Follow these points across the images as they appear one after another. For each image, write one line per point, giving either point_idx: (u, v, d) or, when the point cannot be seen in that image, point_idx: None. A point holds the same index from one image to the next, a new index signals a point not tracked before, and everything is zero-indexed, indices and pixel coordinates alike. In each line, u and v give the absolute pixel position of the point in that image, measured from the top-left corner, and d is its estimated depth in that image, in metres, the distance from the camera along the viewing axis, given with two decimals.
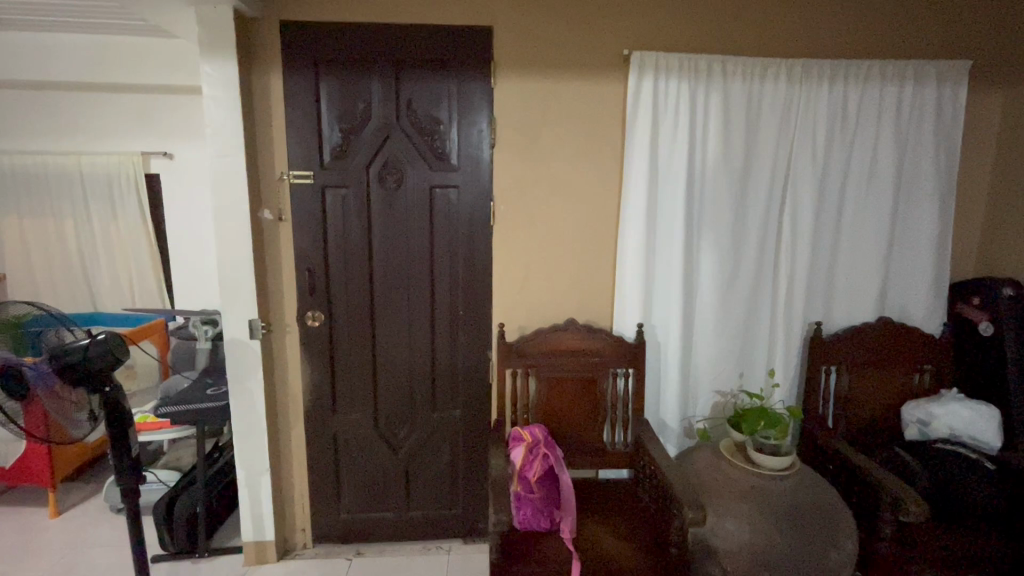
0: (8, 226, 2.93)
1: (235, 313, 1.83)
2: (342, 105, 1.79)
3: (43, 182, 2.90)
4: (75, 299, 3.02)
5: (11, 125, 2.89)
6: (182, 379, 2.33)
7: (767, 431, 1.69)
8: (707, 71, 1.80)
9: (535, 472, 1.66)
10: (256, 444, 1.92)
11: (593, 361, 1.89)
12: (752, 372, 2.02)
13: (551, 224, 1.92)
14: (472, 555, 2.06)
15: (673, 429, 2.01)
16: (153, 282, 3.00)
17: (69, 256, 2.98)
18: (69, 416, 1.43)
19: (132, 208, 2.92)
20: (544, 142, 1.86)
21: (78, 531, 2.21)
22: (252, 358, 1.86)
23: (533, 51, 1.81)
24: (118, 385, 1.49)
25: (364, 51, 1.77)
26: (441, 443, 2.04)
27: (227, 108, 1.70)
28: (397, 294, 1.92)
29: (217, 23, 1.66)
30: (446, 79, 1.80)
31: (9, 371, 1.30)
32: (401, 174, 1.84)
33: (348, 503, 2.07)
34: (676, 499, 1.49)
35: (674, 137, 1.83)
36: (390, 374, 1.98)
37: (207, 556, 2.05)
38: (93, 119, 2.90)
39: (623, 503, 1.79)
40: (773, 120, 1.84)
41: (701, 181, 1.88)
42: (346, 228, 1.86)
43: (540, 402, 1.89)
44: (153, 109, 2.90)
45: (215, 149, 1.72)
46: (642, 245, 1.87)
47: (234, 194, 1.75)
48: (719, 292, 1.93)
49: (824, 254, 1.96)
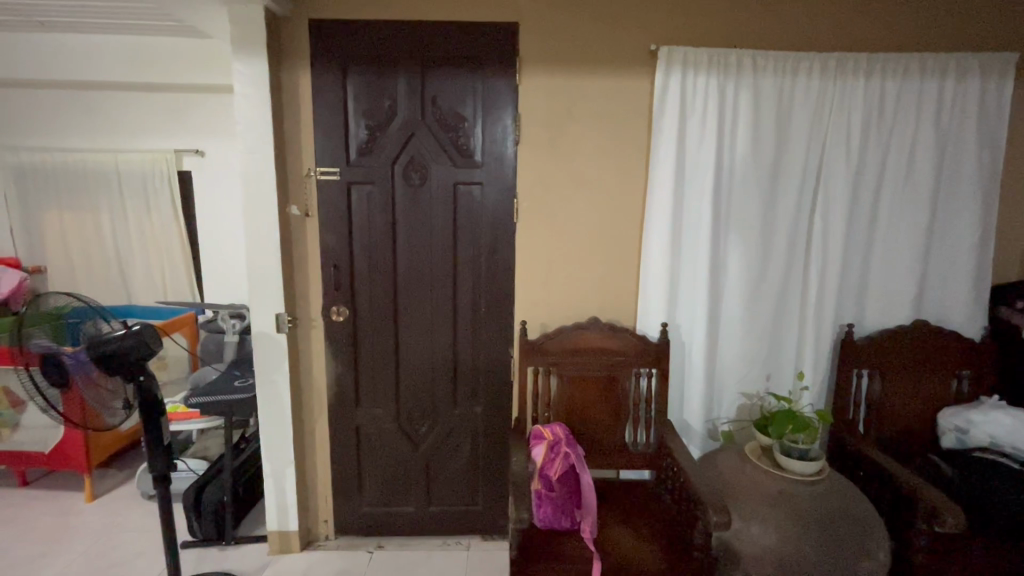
0: (50, 220, 3.04)
1: (263, 306, 1.87)
2: (369, 102, 1.81)
3: (81, 178, 3.00)
4: (110, 292, 3.12)
5: (53, 122, 3.01)
6: (211, 370, 2.39)
7: (795, 435, 1.69)
8: (737, 65, 1.76)
9: (556, 470, 1.64)
10: (281, 435, 1.96)
11: (616, 360, 1.87)
12: (780, 373, 1.97)
13: (575, 221, 1.90)
14: (491, 552, 2.07)
15: (696, 430, 1.98)
16: (184, 275, 3.08)
17: (105, 250, 3.08)
18: (105, 403, 1.49)
19: (165, 205, 3.00)
20: (569, 139, 1.85)
21: (112, 515, 2.28)
22: (278, 350, 1.90)
23: (558, 48, 1.79)
24: (151, 373, 1.57)
25: (391, 49, 1.78)
26: (463, 438, 2.05)
27: (258, 105, 1.74)
28: (420, 290, 1.93)
29: (249, 22, 1.69)
30: (471, 76, 1.80)
31: (48, 359, 1.36)
32: (426, 171, 1.85)
33: (369, 496, 2.09)
34: (701, 502, 1.46)
35: (701, 134, 1.80)
36: (412, 369, 1.99)
37: (233, 544, 2.10)
38: (130, 117, 2.99)
39: (645, 504, 1.77)
40: (806, 115, 1.79)
41: (729, 177, 1.84)
42: (371, 224, 1.88)
43: (561, 401, 1.87)
44: (187, 108, 2.97)
45: (246, 146, 1.75)
46: (667, 243, 1.84)
47: (263, 190, 1.78)
48: (746, 292, 1.89)
49: (857, 255, 1.90)
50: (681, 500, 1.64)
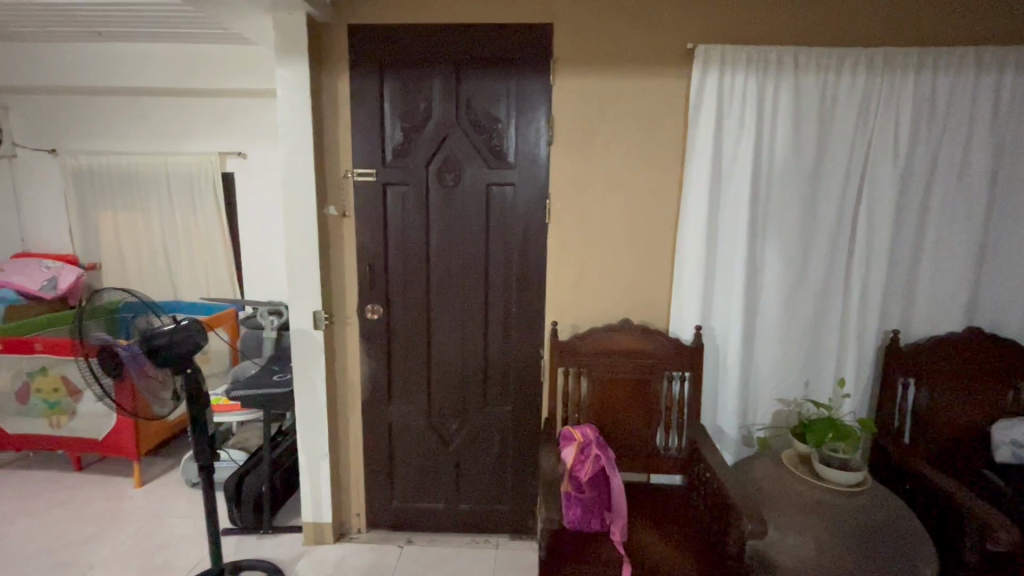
0: (103, 219, 3.21)
1: (302, 304, 1.93)
2: (404, 105, 1.85)
3: (132, 179, 3.15)
4: (158, 288, 3.27)
5: (108, 126, 3.18)
6: (250, 365, 2.48)
7: (835, 444, 1.64)
8: (777, 63, 1.72)
9: (587, 472, 1.64)
10: (317, 429, 2.02)
11: (648, 362, 1.85)
12: (820, 380, 1.91)
13: (608, 222, 1.89)
14: (520, 552, 2.07)
15: (730, 437, 1.94)
16: (226, 273, 3.20)
17: (153, 249, 3.22)
18: (155, 394, 1.57)
19: (210, 205, 3.13)
20: (602, 139, 1.84)
21: (158, 501, 2.39)
22: (315, 347, 1.96)
23: (592, 48, 1.79)
24: (198, 366, 1.64)
25: (427, 52, 1.81)
26: (492, 437, 2.06)
27: (299, 109, 1.80)
28: (452, 290, 1.95)
29: (291, 29, 1.75)
30: (505, 78, 1.82)
31: (105, 351, 1.46)
32: (459, 172, 1.87)
33: (400, 492, 2.13)
34: (736, 510, 1.42)
35: (739, 134, 1.77)
36: (443, 367, 2.02)
37: (270, 533, 2.17)
38: (177, 122, 3.13)
39: (676, 509, 1.74)
40: (851, 114, 1.73)
41: (767, 178, 1.79)
42: (405, 224, 1.92)
43: (592, 402, 1.86)
44: (231, 112, 3.10)
45: (287, 148, 1.82)
46: (702, 244, 1.81)
47: (303, 191, 1.85)
48: (784, 296, 1.84)
49: (905, 258, 1.82)
50: (715, 509, 1.58)
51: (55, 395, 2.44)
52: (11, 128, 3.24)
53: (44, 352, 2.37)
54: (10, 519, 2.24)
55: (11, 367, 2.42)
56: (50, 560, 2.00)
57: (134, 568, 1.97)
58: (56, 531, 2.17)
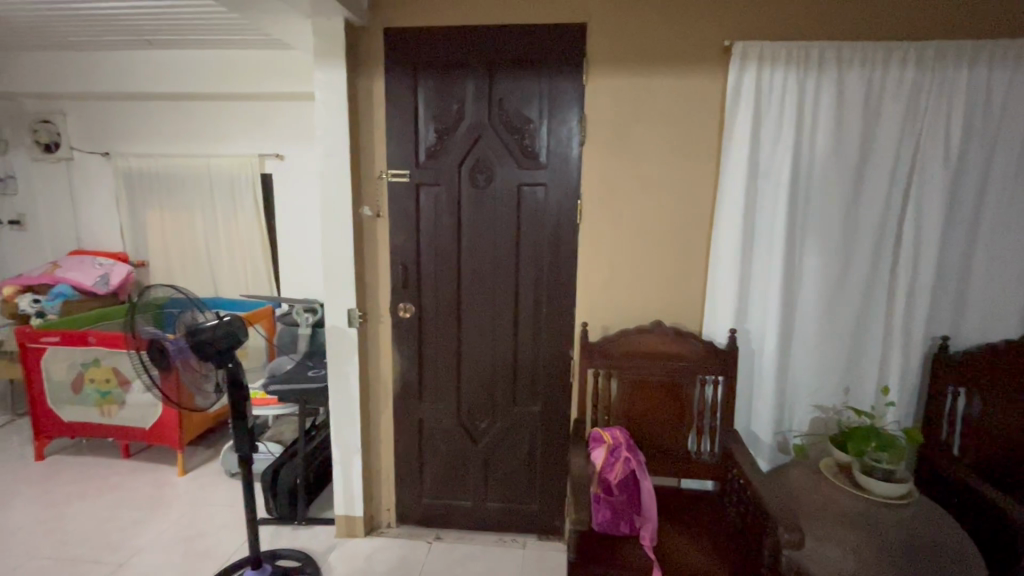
0: (150, 219, 3.36)
1: (337, 301, 1.98)
2: (438, 106, 1.87)
3: (177, 180, 3.29)
4: (199, 285, 3.40)
5: (156, 130, 3.33)
6: (286, 360, 2.53)
7: (878, 454, 1.59)
8: (819, 59, 1.66)
9: (616, 474, 1.64)
10: (350, 424, 2.07)
11: (681, 366, 1.82)
12: (862, 387, 1.84)
13: (640, 223, 1.87)
14: (548, 552, 2.07)
15: (766, 443, 1.89)
16: (264, 271, 3.31)
17: (196, 247, 3.36)
18: (198, 385, 1.64)
19: (249, 206, 3.24)
20: (635, 139, 1.82)
21: (199, 489, 2.49)
22: (349, 344, 2.00)
23: (626, 47, 1.77)
24: (239, 361, 1.69)
25: (460, 54, 1.83)
26: (521, 436, 2.07)
27: (336, 112, 1.85)
28: (482, 290, 1.97)
29: (330, 34, 1.79)
30: (538, 78, 1.82)
31: (154, 344, 1.55)
32: (491, 173, 1.88)
33: (429, 488, 2.15)
34: (773, 519, 1.39)
35: (778, 133, 1.72)
36: (473, 366, 2.03)
37: (304, 525, 2.23)
38: (220, 125, 3.25)
39: (709, 515, 1.71)
40: (898, 110, 1.66)
41: (807, 178, 1.74)
42: (437, 224, 1.94)
43: (622, 405, 1.84)
44: (270, 115, 3.20)
45: (325, 150, 1.87)
46: (738, 246, 1.78)
47: (340, 192, 1.89)
48: (824, 299, 1.78)
49: (955, 261, 1.74)
50: (748, 516, 1.55)
51: (107, 385, 2.57)
52: (68, 133, 3.42)
53: (98, 344, 2.50)
54: (66, 502, 2.38)
55: (69, 358, 2.57)
56: (101, 541, 2.12)
57: (178, 552, 2.06)
58: (107, 515, 2.28)
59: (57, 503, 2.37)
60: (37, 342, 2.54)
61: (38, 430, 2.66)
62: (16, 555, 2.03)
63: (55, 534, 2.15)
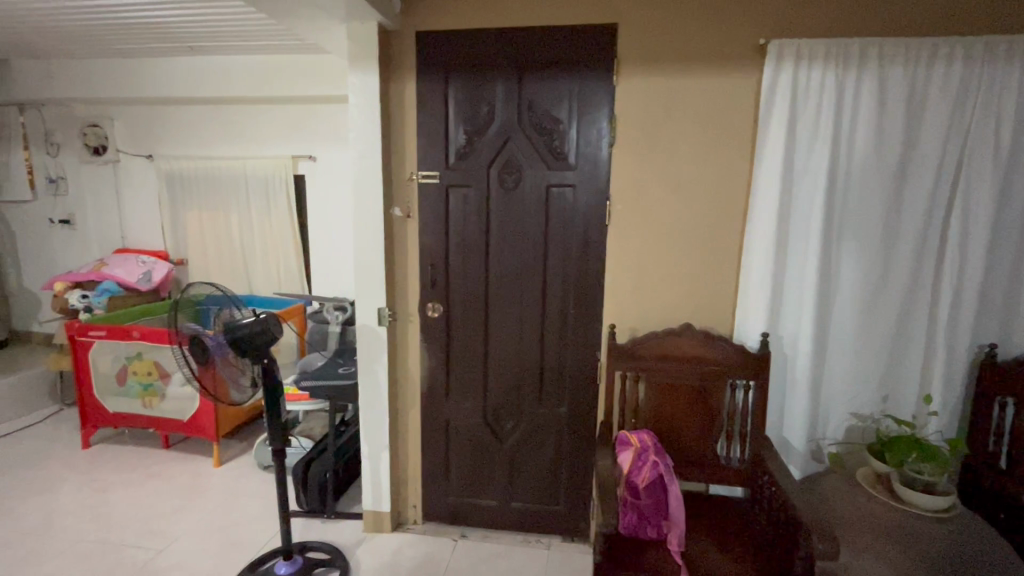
0: (189, 219, 3.48)
1: (368, 300, 2.02)
2: (468, 108, 1.89)
3: (215, 182, 3.40)
4: (235, 282, 3.51)
5: (196, 133, 3.45)
6: (315, 358, 2.51)
7: (920, 465, 1.54)
8: (860, 56, 1.61)
9: (644, 477, 1.63)
10: (378, 421, 2.11)
11: (711, 370, 1.79)
12: (902, 395, 1.78)
13: (670, 225, 1.85)
14: (572, 554, 2.07)
15: (798, 451, 1.85)
16: (296, 269, 3.40)
17: (232, 246, 3.47)
18: (234, 380, 1.70)
19: (283, 206, 3.33)
20: (666, 139, 1.80)
21: (233, 481, 2.57)
22: (378, 342, 2.04)
23: (658, 47, 1.75)
24: (274, 357, 1.74)
25: (491, 56, 1.84)
26: (546, 437, 2.07)
27: (369, 115, 1.88)
28: (510, 291, 1.98)
29: (364, 38, 1.83)
30: (568, 79, 1.82)
31: (195, 340, 1.61)
32: (519, 174, 1.89)
33: (455, 486, 2.17)
34: (803, 526, 1.35)
35: (815, 133, 1.68)
36: (499, 366, 2.04)
37: (333, 518, 2.28)
38: (256, 128, 3.36)
39: (738, 523, 1.68)
40: (944, 108, 1.60)
41: (845, 179, 1.69)
42: (465, 225, 1.96)
43: (650, 408, 1.83)
44: (304, 117, 3.29)
45: (358, 152, 1.91)
46: (771, 248, 1.74)
47: (372, 193, 1.93)
48: (862, 304, 1.73)
49: (1004, 265, 1.66)
50: (777, 523, 1.51)
51: (149, 377, 2.68)
52: (114, 136, 3.58)
53: (141, 339, 2.61)
54: (109, 488, 2.49)
55: (114, 352, 2.69)
56: (143, 527, 2.21)
57: (215, 541, 2.13)
58: (147, 502, 2.38)
59: (102, 489, 2.48)
60: (85, 336, 2.67)
61: (85, 419, 2.79)
62: (64, 538, 2.13)
63: (101, 519, 2.25)
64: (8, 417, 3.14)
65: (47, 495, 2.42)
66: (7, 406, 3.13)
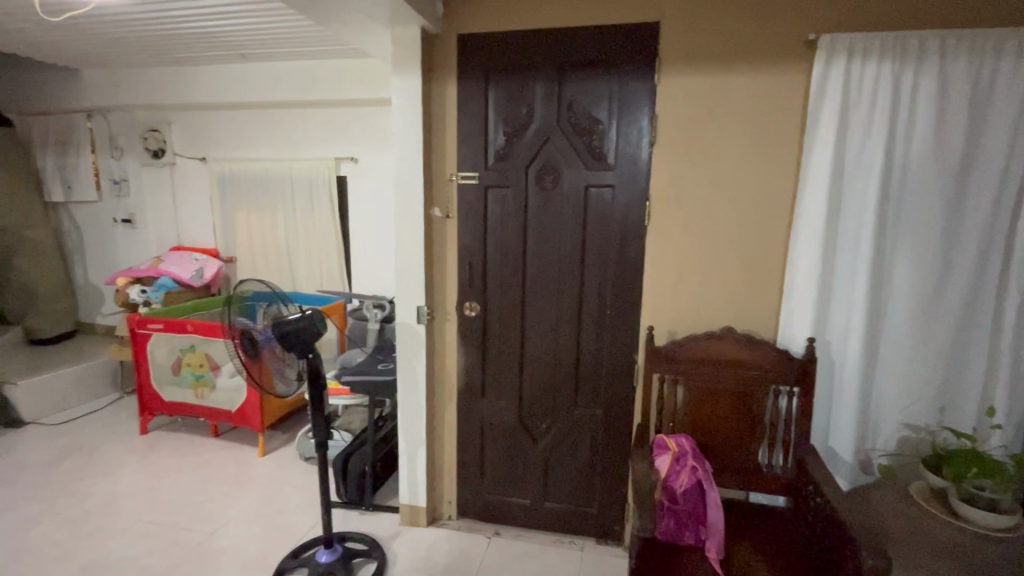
0: (238, 218, 3.64)
1: (407, 299, 2.06)
2: (508, 110, 1.90)
3: (262, 183, 3.54)
4: (280, 280, 3.65)
5: (246, 136, 3.61)
6: (356, 354, 2.65)
7: (980, 481, 1.44)
8: (918, 50, 1.54)
9: (682, 483, 1.61)
10: (416, 418, 2.15)
11: (752, 374, 1.75)
12: (961, 407, 1.68)
13: (712, 227, 1.81)
14: (605, 556, 2.06)
15: (846, 461, 1.78)
16: (337, 268, 3.50)
17: (277, 245, 3.60)
18: (280, 373, 1.78)
19: (326, 206, 3.43)
20: (708, 139, 1.76)
21: (277, 470, 2.68)
22: (417, 340, 2.08)
23: (701, 45, 1.72)
24: (318, 352, 1.79)
25: (531, 58, 1.85)
26: (582, 439, 2.06)
27: (411, 116, 1.93)
28: (547, 291, 1.98)
29: (408, 42, 1.87)
30: (608, 79, 1.81)
31: (245, 334, 1.69)
32: (558, 174, 1.89)
33: (490, 484, 2.20)
34: (851, 539, 1.31)
35: (868, 131, 1.61)
36: (535, 366, 2.05)
37: (370, 510, 2.35)
38: (301, 131, 3.48)
39: (780, 532, 1.63)
40: (1013, 103, 1.50)
41: (900, 179, 1.62)
42: (503, 225, 1.97)
43: (688, 412, 1.80)
44: (347, 120, 3.39)
45: (400, 153, 1.96)
46: (819, 251, 1.68)
47: (412, 193, 1.97)
48: (918, 310, 1.65)
49: None
50: (823, 535, 1.48)
51: (201, 369, 2.82)
52: (172, 140, 3.78)
53: (194, 332, 2.75)
54: (164, 473, 2.63)
55: (169, 344, 2.84)
56: (194, 511, 2.33)
57: (260, 527, 2.22)
58: (198, 488, 2.50)
59: (158, 473, 2.63)
60: (144, 328, 2.84)
61: (143, 406, 2.97)
62: (124, 518, 2.27)
63: (157, 501, 2.39)
64: (74, 403, 3.37)
65: (109, 476, 2.59)
66: (74, 392, 3.36)
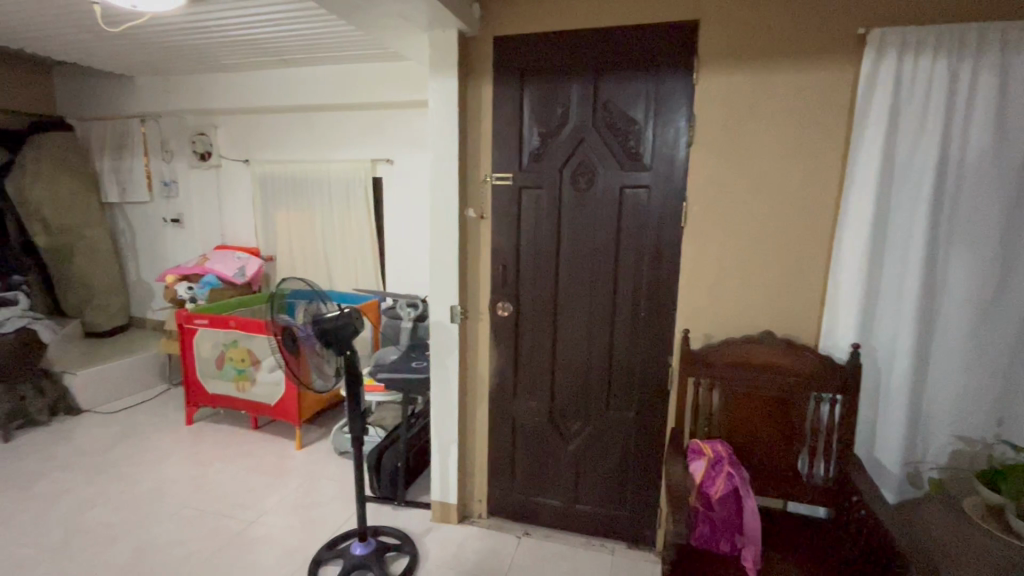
0: (279, 219, 3.77)
1: (442, 298, 2.09)
2: (542, 111, 1.91)
3: (301, 184, 3.65)
4: (317, 278, 3.75)
5: (286, 138, 3.73)
6: (390, 351, 2.70)
7: None
8: (976, 44, 1.46)
9: (717, 489, 1.57)
10: (448, 416, 2.18)
11: (793, 381, 1.69)
12: (1019, 419, 1.59)
13: (752, 228, 1.77)
14: (637, 561, 2.03)
15: (892, 473, 1.71)
16: (372, 267, 3.57)
17: (315, 244, 3.71)
18: (318, 370, 1.83)
19: (361, 207, 3.51)
20: (748, 138, 1.72)
21: (313, 463, 2.76)
22: (450, 339, 2.11)
23: (742, 42, 1.68)
24: (356, 350, 1.83)
25: (567, 58, 1.85)
26: (614, 441, 2.04)
27: (447, 118, 1.95)
28: (580, 292, 1.97)
29: (445, 45, 1.90)
30: (645, 79, 1.79)
31: (287, 331, 1.76)
32: (592, 174, 1.88)
33: (520, 484, 2.20)
34: (901, 556, 1.27)
35: (920, 129, 1.54)
36: (567, 367, 2.05)
37: (403, 505, 2.39)
38: (339, 134, 3.57)
39: (820, 543, 1.58)
40: None
41: (956, 179, 1.54)
42: (537, 226, 1.98)
43: (724, 417, 1.76)
44: (382, 123, 3.46)
45: (436, 154, 1.99)
46: (865, 254, 1.62)
47: (448, 194, 2.00)
48: (973, 317, 1.57)
49: None
50: (867, 548, 1.43)
51: (243, 363, 2.93)
52: (218, 143, 3.94)
53: (237, 327, 2.86)
54: (208, 462, 2.75)
55: (213, 339, 2.96)
56: (236, 499, 2.42)
57: (297, 517, 2.29)
58: (240, 477, 2.60)
59: (202, 462, 2.75)
60: (190, 323, 2.96)
61: (189, 397, 3.11)
62: (172, 504, 2.38)
63: (202, 489, 2.49)
64: (126, 393, 3.56)
65: (158, 464, 2.72)
66: (126, 383, 3.54)
